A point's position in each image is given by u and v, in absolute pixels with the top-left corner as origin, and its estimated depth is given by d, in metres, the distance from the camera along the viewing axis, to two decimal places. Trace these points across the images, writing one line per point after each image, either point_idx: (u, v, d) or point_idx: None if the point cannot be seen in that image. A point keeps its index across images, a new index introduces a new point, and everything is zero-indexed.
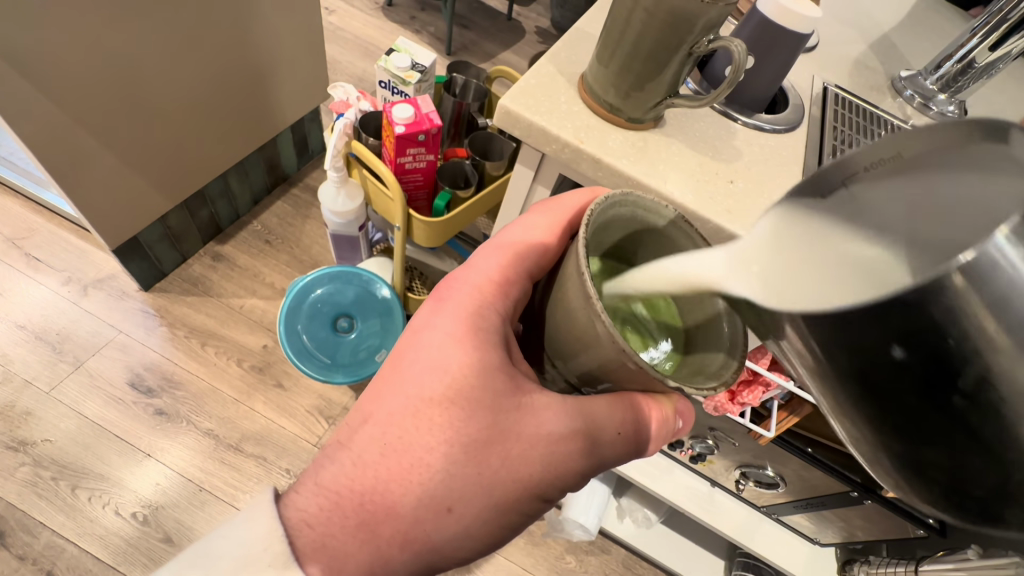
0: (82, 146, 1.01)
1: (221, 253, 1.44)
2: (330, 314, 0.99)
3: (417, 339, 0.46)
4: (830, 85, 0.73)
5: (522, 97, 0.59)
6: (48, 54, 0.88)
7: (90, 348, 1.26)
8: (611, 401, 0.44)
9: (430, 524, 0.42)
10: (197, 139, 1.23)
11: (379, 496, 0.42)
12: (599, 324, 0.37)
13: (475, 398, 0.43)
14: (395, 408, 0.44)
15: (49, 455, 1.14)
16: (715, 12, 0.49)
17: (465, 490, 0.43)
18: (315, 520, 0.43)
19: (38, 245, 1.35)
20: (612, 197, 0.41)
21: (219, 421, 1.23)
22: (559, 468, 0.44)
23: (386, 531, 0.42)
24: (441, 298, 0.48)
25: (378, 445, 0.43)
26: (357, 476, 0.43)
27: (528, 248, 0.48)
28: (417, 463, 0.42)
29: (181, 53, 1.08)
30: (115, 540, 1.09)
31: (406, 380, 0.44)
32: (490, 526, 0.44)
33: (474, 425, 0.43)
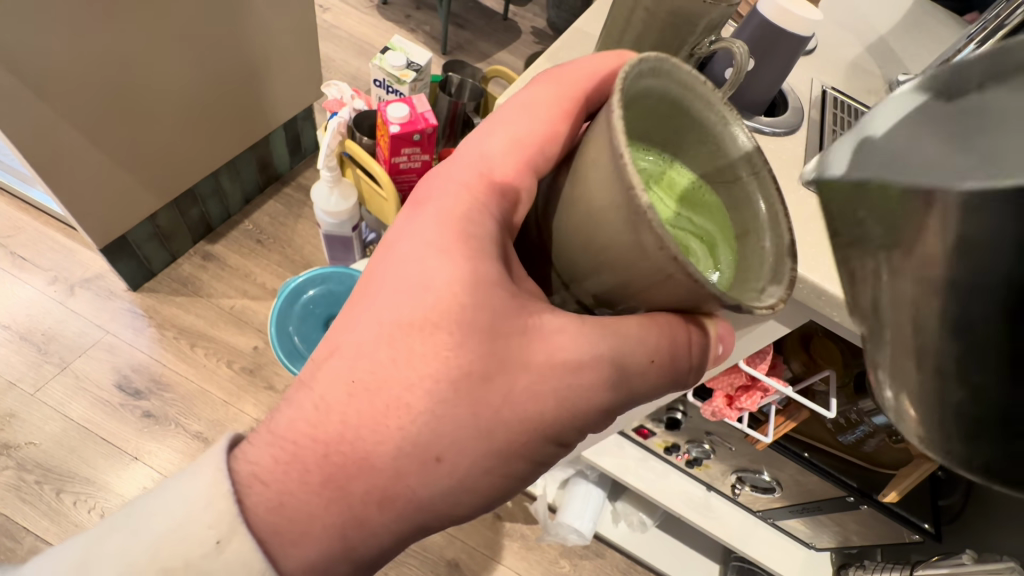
0: (70, 144, 0.99)
1: (212, 253, 1.42)
2: (323, 315, 0.97)
3: (391, 259, 0.41)
4: (829, 89, 0.73)
5: None
6: (36, 50, 0.86)
7: (76, 349, 1.23)
8: (642, 321, 0.40)
9: (414, 475, 0.38)
10: (188, 135, 1.21)
11: (350, 446, 0.38)
12: (645, 235, 0.33)
13: (464, 317, 0.39)
14: (365, 338, 0.39)
15: (34, 459, 1.12)
16: (716, 14, 0.50)
17: (458, 436, 0.38)
18: (269, 475, 0.39)
19: (23, 244, 1.32)
20: (649, 62, 0.38)
21: (209, 424, 1.21)
22: (578, 404, 0.41)
23: (359, 488, 0.38)
24: (417, 205, 0.44)
25: (346, 382, 0.38)
26: (322, 423, 0.38)
27: (531, 137, 0.44)
28: (395, 403, 0.37)
29: (173, 48, 1.07)
30: None
31: (379, 306, 0.40)
32: (490, 475, 0.40)
33: (464, 349, 0.38)
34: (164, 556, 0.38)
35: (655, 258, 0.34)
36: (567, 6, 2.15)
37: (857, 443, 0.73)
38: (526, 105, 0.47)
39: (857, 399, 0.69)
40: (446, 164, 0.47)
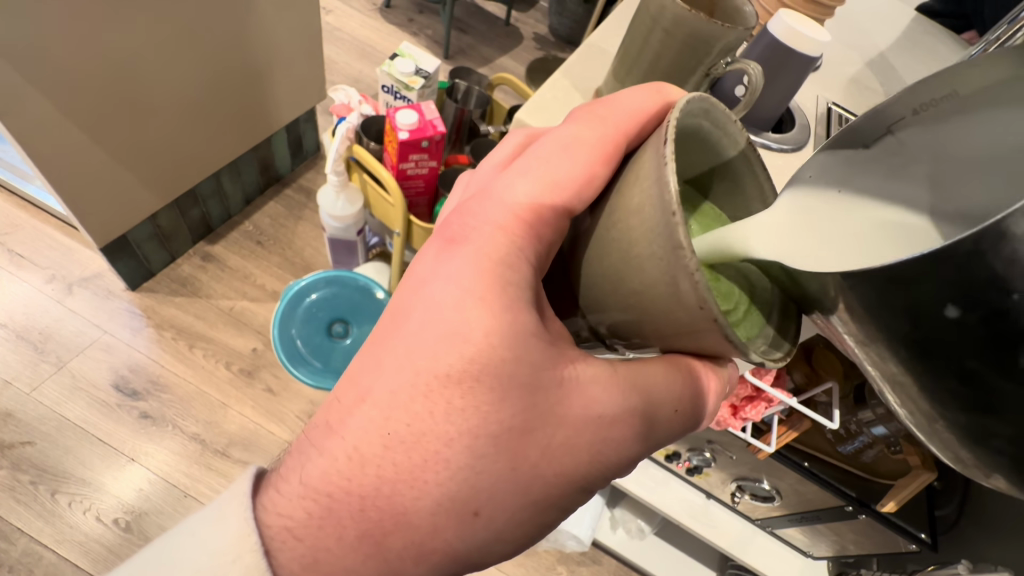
0: (74, 143, 0.99)
1: (211, 254, 1.42)
2: (325, 319, 0.97)
3: (424, 304, 0.40)
4: (834, 106, 0.74)
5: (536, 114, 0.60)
6: (40, 47, 0.86)
7: (74, 348, 1.23)
8: (664, 364, 0.43)
9: (452, 531, 0.38)
10: (190, 137, 1.21)
11: (388, 501, 0.38)
12: (684, 282, 0.34)
13: (503, 371, 0.39)
14: (399, 387, 0.39)
15: (29, 459, 1.11)
16: (736, 35, 0.51)
17: (495, 493, 0.39)
18: (302, 530, 0.39)
19: (22, 241, 1.31)
20: (691, 104, 0.38)
21: (206, 425, 1.20)
22: (612, 455, 0.42)
23: (397, 543, 0.38)
24: (451, 242, 0.42)
25: (381, 434, 0.38)
26: (357, 475, 0.38)
27: (571, 175, 0.43)
28: (433, 458, 0.38)
29: (178, 49, 1.07)
30: (96, 547, 1.06)
31: (413, 352, 0.39)
32: (524, 525, 0.41)
33: (505, 403, 0.39)
34: None
35: (690, 311, 0.35)
36: (569, 13, 2.17)
37: (857, 452, 0.76)
38: (559, 136, 0.46)
39: (857, 409, 0.70)
40: (475, 197, 0.45)
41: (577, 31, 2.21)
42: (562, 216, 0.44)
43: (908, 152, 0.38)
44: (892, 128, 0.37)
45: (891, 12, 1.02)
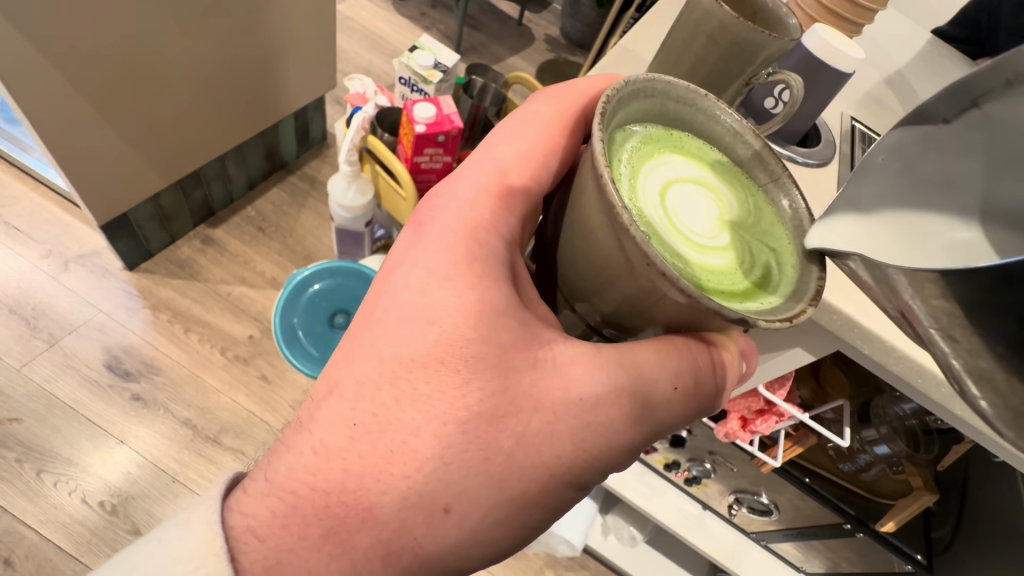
0: (81, 117, 0.97)
1: (212, 237, 1.40)
2: (328, 309, 0.96)
3: (388, 291, 0.41)
4: (857, 122, 0.73)
5: None
6: (53, 15, 0.84)
7: (66, 326, 1.20)
8: (649, 345, 0.41)
9: (421, 528, 0.38)
10: (197, 118, 1.19)
11: (353, 497, 0.38)
12: (629, 245, 0.35)
13: (466, 351, 0.39)
14: (365, 376, 0.39)
15: (15, 436, 1.09)
16: (781, 45, 0.50)
17: (466, 487, 0.38)
18: (265, 531, 0.39)
19: (19, 215, 1.29)
20: (622, 87, 0.41)
21: (198, 410, 1.19)
22: (597, 444, 0.40)
23: (362, 541, 0.37)
24: (418, 229, 0.44)
25: (347, 424, 0.39)
26: (324, 469, 0.38)
27: (535, 145, 0.47)
28: (401, 448, 0.38)
29: (191, 28, 1.05)
30: (79, 528, 1.04)
31: (379, 340, 0.40)
32: (506, 525, 0.40)
33: (472, 385, 0.39)
34: None
35: (642, 273, 0.35)
36: (582, 18, 2.17)
37: (857, 471, 0.76)
38: (529, 112, 0.50)
39: (860, 427, 0.71)
40: (445, 183, 0.47)
41: (588, 35, 2.20)
42: (529, 190, 0.46)
43: (985, 136, 0.37)
44: (977, 101, 0.37)
45: (908, 34, 1.02)
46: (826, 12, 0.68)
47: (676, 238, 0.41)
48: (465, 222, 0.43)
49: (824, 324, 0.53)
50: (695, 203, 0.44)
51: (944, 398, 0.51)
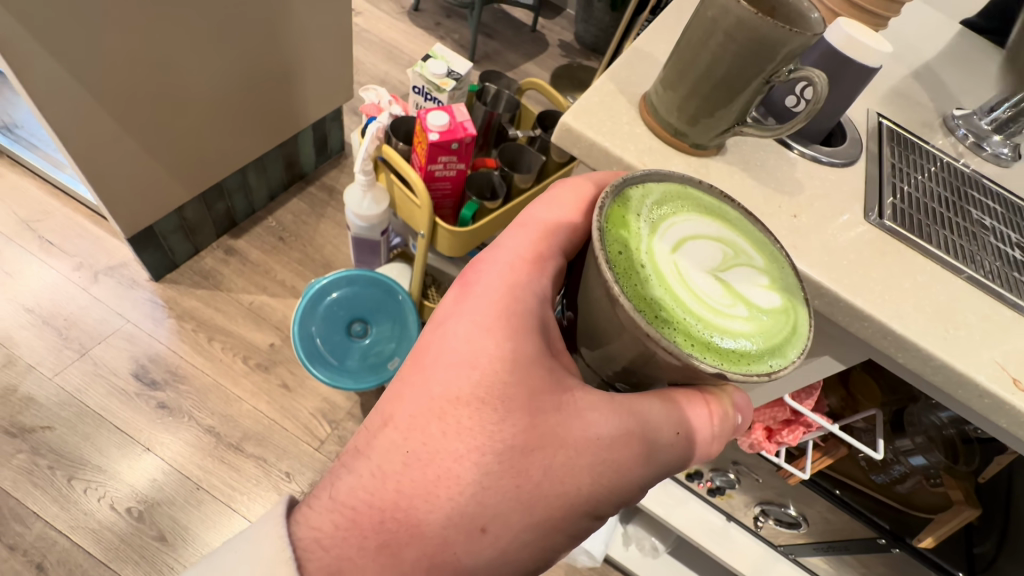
0: (107, 135, 1.01)
1: (234, 248, 1.44)
2: (345, 318, 0.96)
3: (439, 334, 0.41)
4: (884, 119, 0.69)
5: (587, 117, 0.58)
6: (79, 38, 0.87)
7: (96, 336, 1.24)
8: (659, 405, 0.41)
9: (461, 546, 0.37)
10: (218, 133, 1.23)
11: (405, 515, 0.37)
12: (619, 310, 0.37)
13: (505, 393, 0.39)
14: (417, 409, 0.39)
15: (48, 443, 1.11)
16: (804, 41, 0.48)
17: (501, 508, 0.38)
18: (328, 542, 0.38)
19: (52, 230, 1.33)
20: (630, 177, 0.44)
21: (221, 418, 1.21)
22: (610, 478, 0.40)
23: (410, 555, 0.37)
24: (465, 284, 0.44)
25: (401, 453, 0.38)
26: (379, 490, 0.38)
27: (564, 209, 0.47)
28: (446, 474, 0.37)
29: (212, 47, 1.09)
30: (107, 534, 1.06)
31: (429, 379, 0.40)
32: (530, 547, 0.39)
33: (510, 425, 0.38)
34: None
35: (632, 334, 0.38)
36: (596, 23, 2.16)
37: (891, 483, 0.73)
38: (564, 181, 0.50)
39: (894, 437, 0.69)
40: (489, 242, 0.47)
41: (602, 39, 2.19)
42: (560, 253, 0.46)
43: None
44: None
45: (937, 26, 0.98)
46: (851, 6, 0.66)
47: (690, 299, 0.40)
48: (505, 281, 0.43)
49: (856, 333, 0.51)
50: (715, 266, 0.43)
51: (991, 411, 0.47)
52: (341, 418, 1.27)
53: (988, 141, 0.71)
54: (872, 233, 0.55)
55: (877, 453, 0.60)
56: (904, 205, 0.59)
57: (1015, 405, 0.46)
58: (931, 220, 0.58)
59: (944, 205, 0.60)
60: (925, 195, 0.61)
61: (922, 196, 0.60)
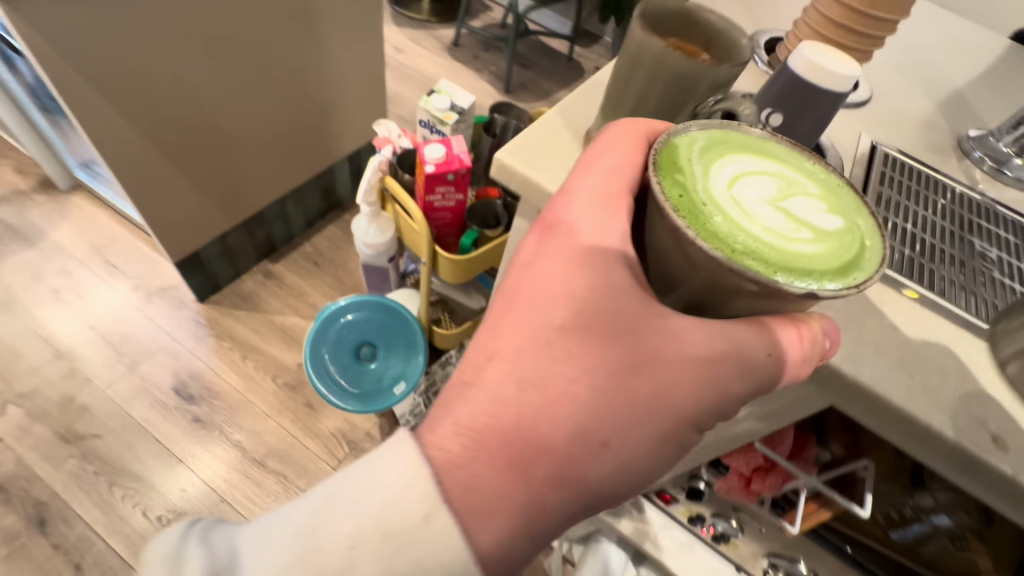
0: (156, 169, 1.12)
1: (272, 272, 1.53)
2: (355, 341, 0.99)
3: (531, 275, 0.41)
4: (880, 143, 0.64)
5: (524, 152, 0.57)
6: (134, 85, 0.98)
7: (144, 351, 1.34)
8: (755, 330, 0.40)
9: (586, 459, 0.37)
10: (255, 165, 1.33)
11: (530, 432, 0.37)
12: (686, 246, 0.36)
13: (605, 318, 0.39)
14: (522, 339, 0.39)
15: (95, 450, 1.19)
16: (721, 72, 0.46)
17: (620, 422, 0.38)
18: (459, 463, 0.37)
19: (116, 253, 1.47)
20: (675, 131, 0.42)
21: (249, 434, 1.27)
22: (716, 395, 0.40)
23: (541, 470, 0.37)
24: (545, 229, 0.44)
25: (514, 379, 0.38)
26: (500, 414, 0.37)
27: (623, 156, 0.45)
28: (560, 395, 0.37)
29: (251, 88, 1.19)
30: (139, 540, 1.12)
31: (528, 312, 0.40)
32: (648, 458, 0.39)
33: (609, 349, 0.39)
34: (364, 530, 0.36)
35: (706, 269, 0.36)
36: None
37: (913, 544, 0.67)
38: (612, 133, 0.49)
39: (916, 492, 0.64)
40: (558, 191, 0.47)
41: None
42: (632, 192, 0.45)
43: None
44: None
45: (976, 41, 0.92)
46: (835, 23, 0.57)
47: (759, 232, 0.37)
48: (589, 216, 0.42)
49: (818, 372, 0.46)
50: (775, 198, 0.39)
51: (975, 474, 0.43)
52: (359, 439, 1.31)
53: (1010, 164, 0.65)
54: None
55: (863, 510, 0.56)
56: (898, 245, 0.55)
57: (990, 462, 0.42)
58: (918, 256, 0.55)
59: (931, 238, 0.57)
60: (920, 231, 0.57)
61: (918, 233, 0.57)
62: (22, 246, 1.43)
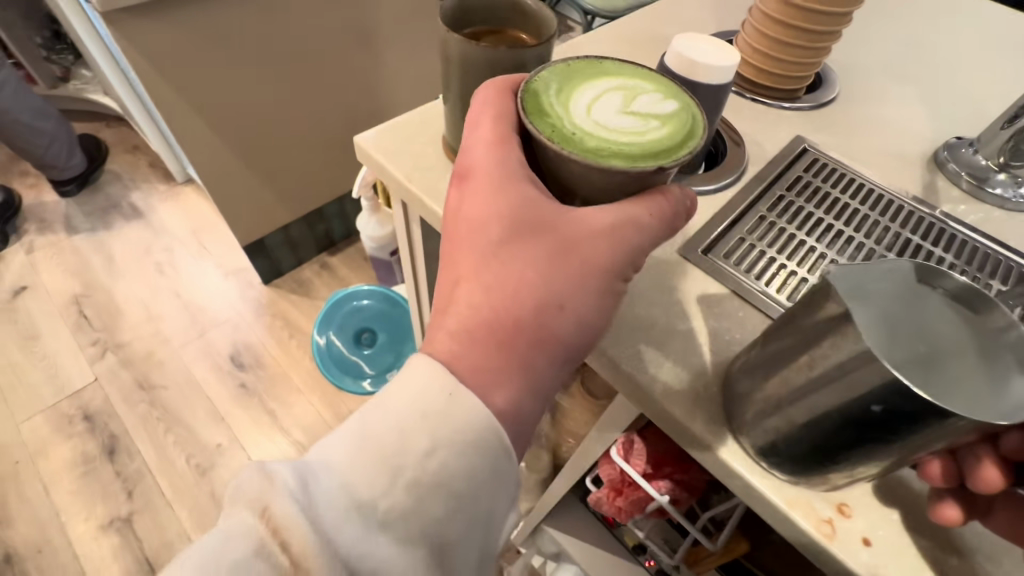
0: (228, 167, 1.31)
1: (327, 263, 1.70)
2: (357, 326, 1.09)
3: (463, 216, 0.41)
4: (816, 154, 0.59)
5: (380, 136, 0.56)
6: (212, 95, 1.17)
7: (213, 321, 1.55)
8: (643, 201, 0.38)
9: (558, 323, 0.38)
10: (316, 167, 1.50)
11: (503, 318, 0.38)
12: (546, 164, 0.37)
13: (534, 219, 0.39)
14: (473, 261, 0.39)
15: (161, 398, 1.41)
16: (544, 52, 0.46)
17: (573, 283, 0.38)
18: (457, 367, 0.38)
19: (208, 235, 1.73)
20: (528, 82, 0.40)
21: (281, 404, 1.42)
22: (648, 246, 0.40)
23: (523, 342, 0.38)
24: (461, 181, 0.42)
25: (478, 294, 0.39)
26: (476, 325, 0.38)
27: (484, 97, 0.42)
28: (513, 286, 0.38)
29: (314, 101, 1.35)
30: (179, 480, 1.30)
31: (471, 239, 0.40)
32: (606, 310, 0.40)
33: (541, 242, 0.38)
34: (373, 473, 0.36)
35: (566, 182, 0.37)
36: None
37: None
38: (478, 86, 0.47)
39: None
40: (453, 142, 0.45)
41: None
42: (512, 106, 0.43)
43: None
44: None
45: None
46: (775, 23, 0.57)
47: (621, 136, 0.37)
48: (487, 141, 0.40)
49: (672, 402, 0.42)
50: (616, 102, 0.38)
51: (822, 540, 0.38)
52: None
53: (992, 181, 0.57)
54: (747, 291, 0.48)
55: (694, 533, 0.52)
56: (788, 257, 0.50)
57: (794, 518, 0.38)
58: (799, 271, 0.49)
59: (834, 252, 0.51)
60: (829, 249, 0.51)
61: (821, 249, 0.51)
62: (141, 224, 1.74)
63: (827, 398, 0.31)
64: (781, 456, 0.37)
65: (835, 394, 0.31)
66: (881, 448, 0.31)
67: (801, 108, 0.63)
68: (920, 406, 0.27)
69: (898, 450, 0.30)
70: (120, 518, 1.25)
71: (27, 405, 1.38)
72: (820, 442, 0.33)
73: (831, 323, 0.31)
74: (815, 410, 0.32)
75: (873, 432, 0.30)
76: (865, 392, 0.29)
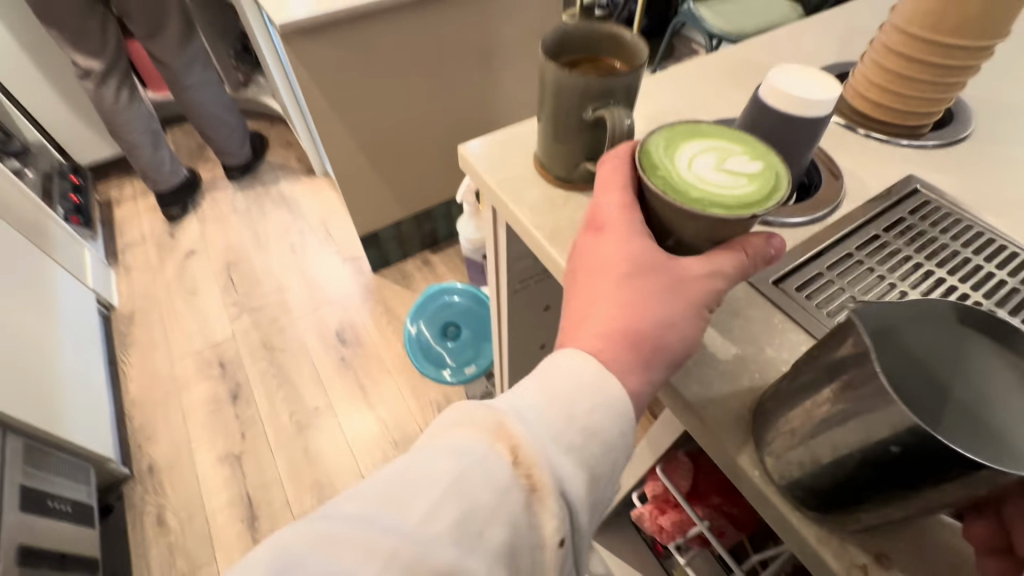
0: (358, 166, 1.49)
1: (429, 260, 1.85)
2: (445, 320, 1.17)
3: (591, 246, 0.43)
4: (928, 194, 0.55)
5: (480, 144, 0.63)
6: (354, 104, 1.34)
7: (328, 299, 1.76)
8: (739, 256, 0.41)
9: (679, 342, 0.40)
10: (431, 172, 1.64)
11: (634, 331, 0.39)
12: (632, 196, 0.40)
13: (656, 260, 0.41)
14: (605, 282, 0.41)
15: (278, 359, 1.63)
16: (634, 81, 0.48)
17: (693, 307, 0.40)
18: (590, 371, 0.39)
19: (333, 224, 1.97)
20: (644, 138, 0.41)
21: (372, 382, 1.57)
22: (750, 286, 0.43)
23: (650, 354, 0.39)
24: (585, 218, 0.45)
25: (609, 312, 0.40)
26: (606, 337, 0.39)
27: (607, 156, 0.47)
28: (643, 304, 0.40)
29: (436, 114, 1.48)
30: (282, 432, 1.49)
31: (601, 264, 0.42)
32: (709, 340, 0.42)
33: (668, 267, 0.41)
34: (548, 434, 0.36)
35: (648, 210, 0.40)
36: None
37: None
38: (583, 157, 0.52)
39: None
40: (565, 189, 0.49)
41: None
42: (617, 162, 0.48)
43: None
44: None
45: None
46: (891, 55, 0.54)
47: (719, 189, 0.38)
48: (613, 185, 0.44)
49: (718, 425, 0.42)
50: (715, 157, 0.39)
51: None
52: None
53: None
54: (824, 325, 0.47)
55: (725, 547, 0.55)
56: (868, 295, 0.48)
57: (822, 555, 0.38)
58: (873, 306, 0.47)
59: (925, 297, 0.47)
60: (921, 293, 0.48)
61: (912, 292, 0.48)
62: (284, 209, 2.03)
63: (849, 435, 0.32)
64: (808, 493, 0.36)
65: (857, 432, 0.31)
66: (904, 493, 0.31)
67: (925, 145, 0.60)
68: (939, 449, 0.28)
69: (923, 492, 0.30)
70: (234, 454, 1.46)
71: (181, 346, 1.67)
72: (840, 481, 0.33)
73: (857, 362, 0.31)
74: (838, 447, 0.32)
75: (896, 474, 0.30)
76: (887, 433, 0.30)
